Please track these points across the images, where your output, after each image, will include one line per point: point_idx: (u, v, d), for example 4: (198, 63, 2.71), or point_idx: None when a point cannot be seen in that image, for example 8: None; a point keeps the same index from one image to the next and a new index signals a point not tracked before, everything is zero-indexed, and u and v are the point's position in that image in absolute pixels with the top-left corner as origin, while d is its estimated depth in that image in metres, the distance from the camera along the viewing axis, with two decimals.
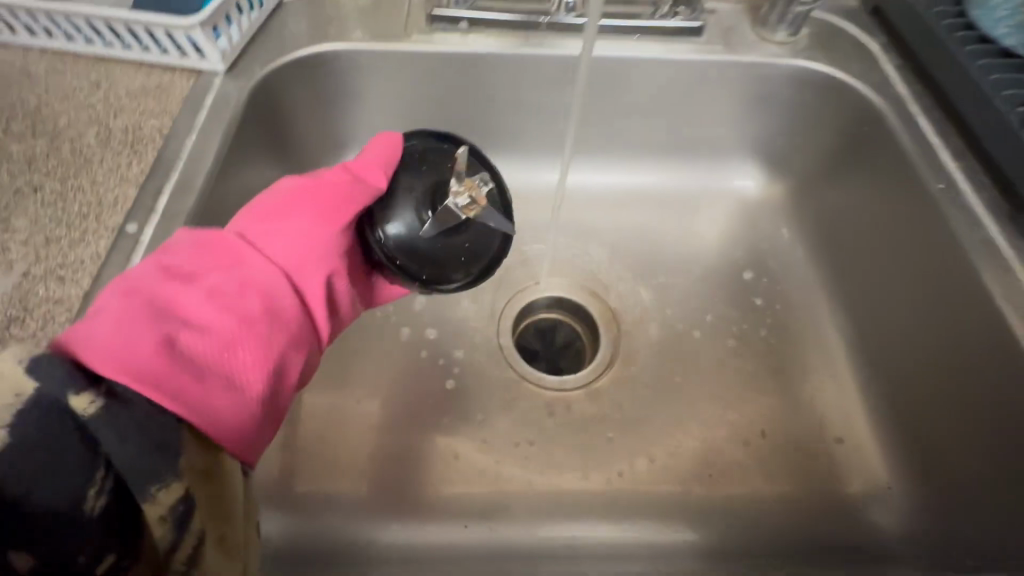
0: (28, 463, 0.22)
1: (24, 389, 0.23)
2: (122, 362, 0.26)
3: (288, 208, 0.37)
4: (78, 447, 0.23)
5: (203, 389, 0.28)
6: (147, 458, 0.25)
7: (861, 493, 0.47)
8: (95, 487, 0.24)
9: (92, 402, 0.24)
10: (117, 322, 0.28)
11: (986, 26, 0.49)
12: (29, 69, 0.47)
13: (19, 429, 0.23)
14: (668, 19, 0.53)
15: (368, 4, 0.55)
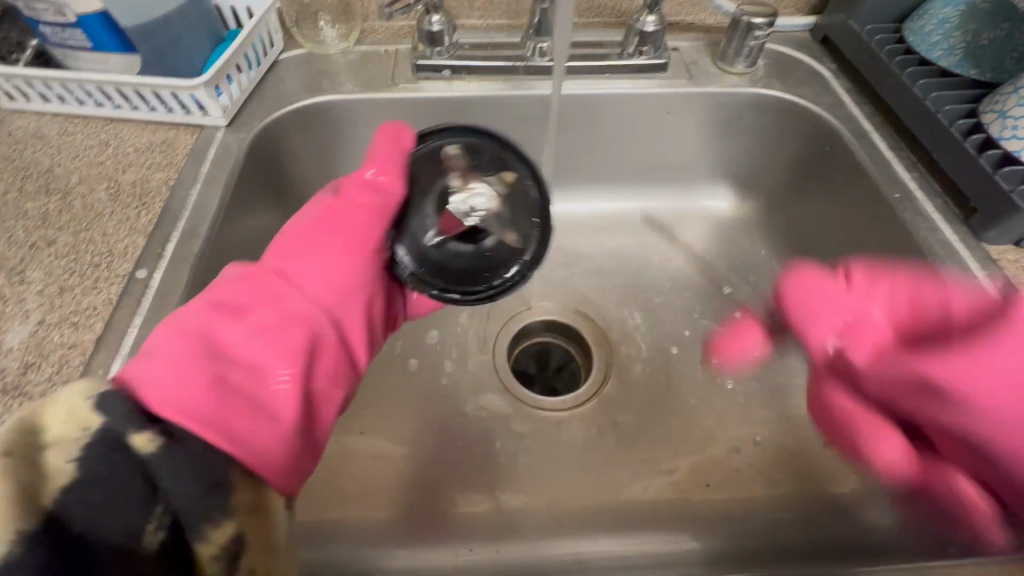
0: (95, 497, 0.24)
1: (90, 423, 0.26)
2: (179, 403, 0.30)
3: (307, 249, 0.42)
4: (140, 484, 0.25)
5: (252, 426, 0.32)
6: (202, 500, 0.26)
7: (853, 493, 0.48)
8: (155, 521, 0.25)
9: (151, 440, 0.26)
10: (174, 368, 0.31)
11: (924, 50, 0.54)
12: (44, 132, 0.50)
13: (87, 460, 0.25)
14: (636, 58, 0.57)
15: (358, 58, 0.59)
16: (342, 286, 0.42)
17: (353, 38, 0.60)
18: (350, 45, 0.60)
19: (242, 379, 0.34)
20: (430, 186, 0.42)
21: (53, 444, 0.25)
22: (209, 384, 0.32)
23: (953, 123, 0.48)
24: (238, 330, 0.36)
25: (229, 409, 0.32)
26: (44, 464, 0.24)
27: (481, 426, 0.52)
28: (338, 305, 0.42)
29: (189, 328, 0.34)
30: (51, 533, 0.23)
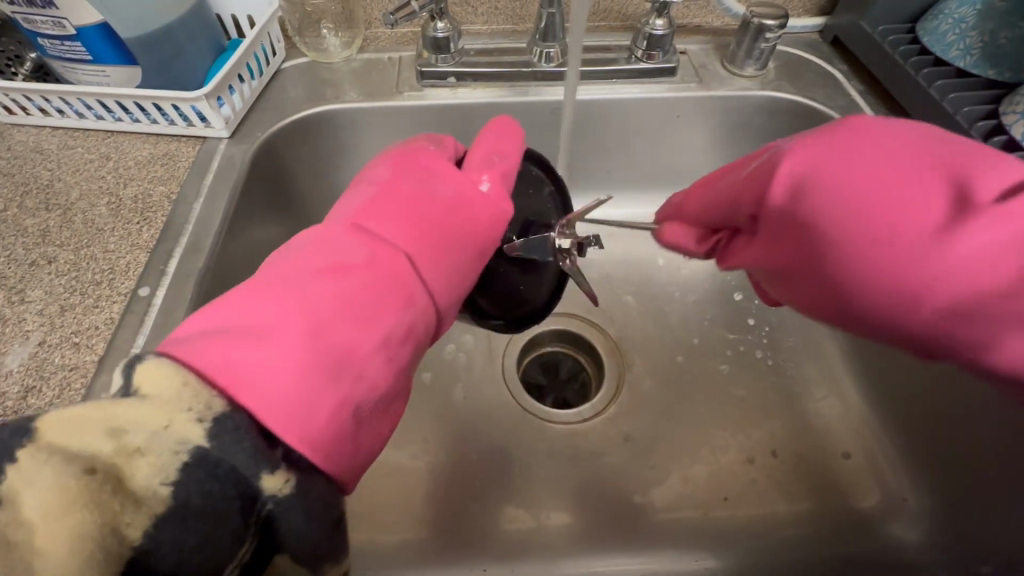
0: (187, 533, 0.21)
1: (188, 442, 0.21)
2: (301, 426, 0.24)
3: (421, 214, 0.32)
4: (233, 526, 0.22)
5: (355, 446, 0.27)
6: (325, 540, 0.25)
7: (877, 507, 0.47)
8: (239, 559, 0.23)
9: (284, 483, 0.23)
10: (291, 375, 0.25)
11: (938, 51, 0.52)
12: (43, 146, 0.49)
13: (183, 488, 0.21)
14: (644, 63, 0.56)
15: (361, 66, 0.58)
16: (466, 277, 0.34)
17: (356, 46, 0.59)
18: (353, 53, 0.59)
19: (364, 393, 0.27)
20: (538, 207, 0.39)
21: (141, 450, 0.21)
22: (330, 404, 0.25)
23: (972, 125, 0.47)
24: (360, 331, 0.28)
25: (348, 435, 0.26)
26: (134, 483, 0.21)
27: (492, 441, 0.51)
28: (456, 300, 0.34)
29: (298, 321, 0.26)
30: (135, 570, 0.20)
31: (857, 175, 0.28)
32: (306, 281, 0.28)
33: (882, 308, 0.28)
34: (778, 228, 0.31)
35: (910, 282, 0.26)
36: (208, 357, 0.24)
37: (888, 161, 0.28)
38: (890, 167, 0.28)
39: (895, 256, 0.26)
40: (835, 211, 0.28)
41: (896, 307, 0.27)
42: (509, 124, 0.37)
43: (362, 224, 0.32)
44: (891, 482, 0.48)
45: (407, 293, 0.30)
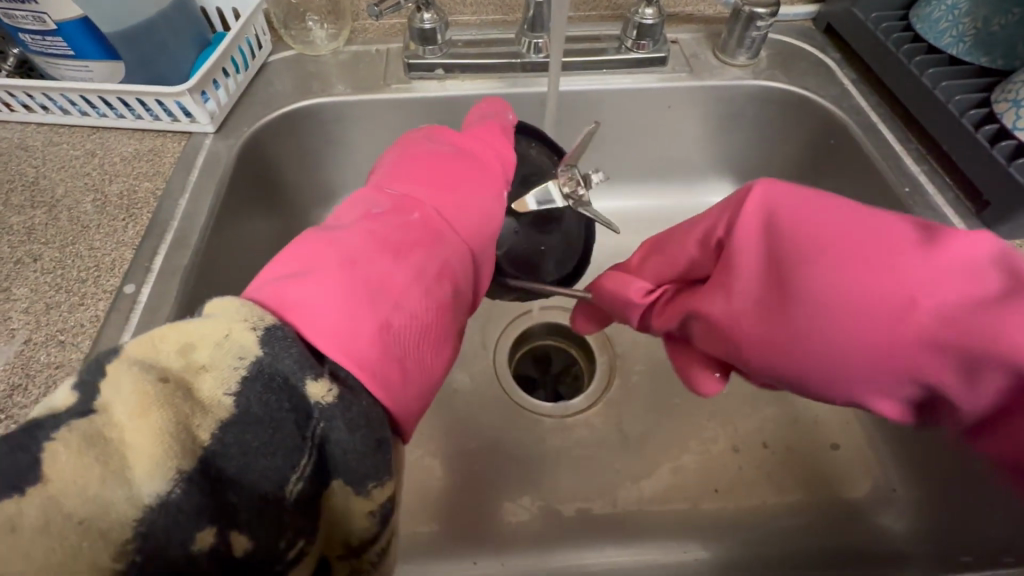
0: (253, 440, 0.21)
1: (247, 353, 0.22)
2: (348, 346, 0.24)
3: (449, 166, 0.34)
4: (292, 430, 0.22)
5: (403, 377, 0.26)
6: (368, 459, 0.24)
7: (866, 497, 0.47)
8: (298, 473, 0.22)
9: (327, 390, 0.22)
10: (336, 306, 0.25)
11: (932, 38, 0.51)
12: (27, 143, 0.49)
13: (245, 399, 0.21)
14: (633, 53, 0.55)
15: (348, 58, 0.58)
16: (493, 221, 0.34)
17: (344, 38, 0.58)
18: (340, 46, 0.58)
19: (406, 323, 0.27)
20: (541, 166, 0.40)
21: (207, 366, 0.21)
22: (371, 325, 0.25)
23: (964, 113, 0.46)
24: (397, 260, 0.28)
25: (395, 359, 0.26)
26: (199, 393, 0.21)
27: (483, 431, 0.51)
28: (489, 241, 0.34)
29: (335, 260, 0.26)
30: (206, 471, 0.20)
31: (807, 222, 0.30)
32: (345, 229, 0.29)
33: (848, 356, 0.28)
34: (736, 270, 0.32)
35: (872, 324, 0.27)
36: (268, 298, 0.25)
37: (831, 200, 0.30)
38: (836, 204, 0.30)
39: (850, 302, 0.28)
40: (799, 241, 0.30)
41: (883, 331, 0.27)
42: (499, 102, 0.41)
43: (389, 180, 0.33)
44: (881, 472, 0.48)
45: (439, 235, 0.30)
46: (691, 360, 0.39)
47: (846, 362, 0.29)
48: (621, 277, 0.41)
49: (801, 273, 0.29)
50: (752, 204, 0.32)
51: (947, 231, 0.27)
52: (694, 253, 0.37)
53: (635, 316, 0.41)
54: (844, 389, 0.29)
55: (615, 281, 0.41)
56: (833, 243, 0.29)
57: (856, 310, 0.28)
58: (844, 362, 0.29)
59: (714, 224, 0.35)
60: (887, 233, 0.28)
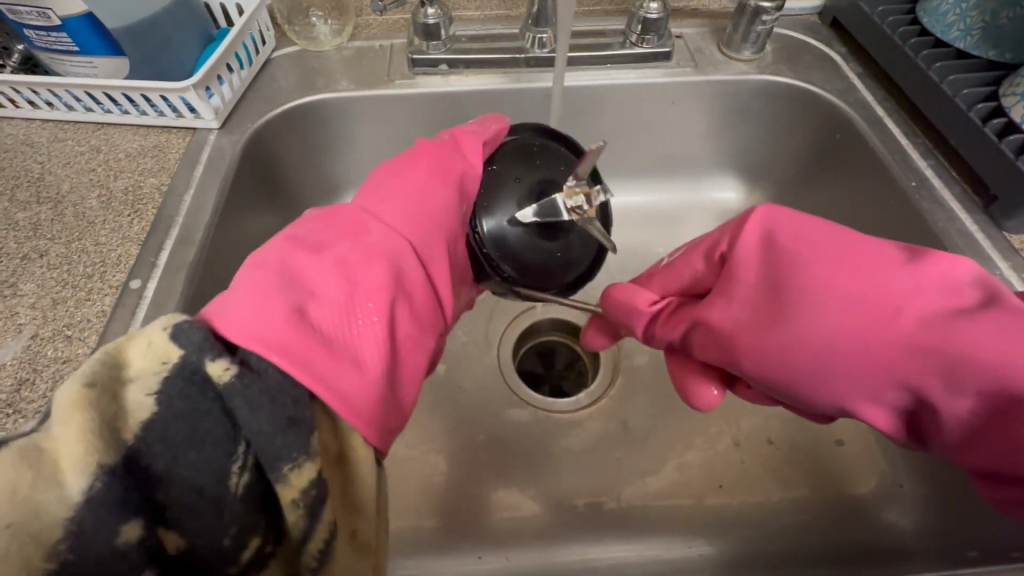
0: (178, 436, 0.24)
1: (168, 358, 0.24)
2: (260, 332, 0.26)
3: (401, 175, 0.38)
4: (220, 418, 0.25)
5: (330, 361, 0.28)
6: (280, 437, 0.25)
7: (871, 493, 0.47)
8: (239, 467, 0.25)
9: (225, 369, 0.25)
10: (259, 296, 0.28)
11: (939, 32, 0.51)
12: (33, 139, 0.49)
13: (166, 400, 0.24)
14: (637, 48, 0.55)
15: (352, 54, 0.57)
16: (431, 217, 0.36)
17: (347, 33, 0.58)
18: (344, 41, 0.58)
19: (325, 312, 0.29)
20: (551, 171, 0.38)
21: (133, 378, 0.24)
22: (290, 311, 0.28)
23: (971, 107, 0.46)
24: (322, 255, 0.31)
25: (316, 342, 0.28)
26: (123, 399, 0.24)
27: (484, 425, 0.51)
28: (432, 235, 0.36)
29: (275, 259, 0.30)
30: (132, 469, 0.23)
31: (801, 240, 0.34)
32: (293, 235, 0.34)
33: (841, 358, 0.31)
34: (738, 278, 0.36)
35: (858, 327, 0.31)
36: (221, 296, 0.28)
37: (826, 224, 0.35)
38: (830, 227, 0.35)
39: (842, 307, 0.32)
40: (799, 253, 0.34)
41: (868, 333, 0.31)
42: (499, 121, 0.42)
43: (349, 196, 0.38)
44: (886, 468, 0.48)
45: (365, 230, 0.34)
46: (687, 372, 0.40)
47: (838, 362, 0.32)
48: (631, 289, 0.42)
49: (799, 280, 0.33)
50: (757, 221, 0.36)
51: (924, 253, 0.32)
52: (698, 267, 0.39)
53: (639, 325, 0.41)
54: (833, 392, 0.32)
55: (628, 290, 0.41)
56: (827, 258, 0.33)
57: (844, 315, 0.31)
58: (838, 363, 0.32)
59: (715, 242, 0.38)
60: (873, 253, 0.33)
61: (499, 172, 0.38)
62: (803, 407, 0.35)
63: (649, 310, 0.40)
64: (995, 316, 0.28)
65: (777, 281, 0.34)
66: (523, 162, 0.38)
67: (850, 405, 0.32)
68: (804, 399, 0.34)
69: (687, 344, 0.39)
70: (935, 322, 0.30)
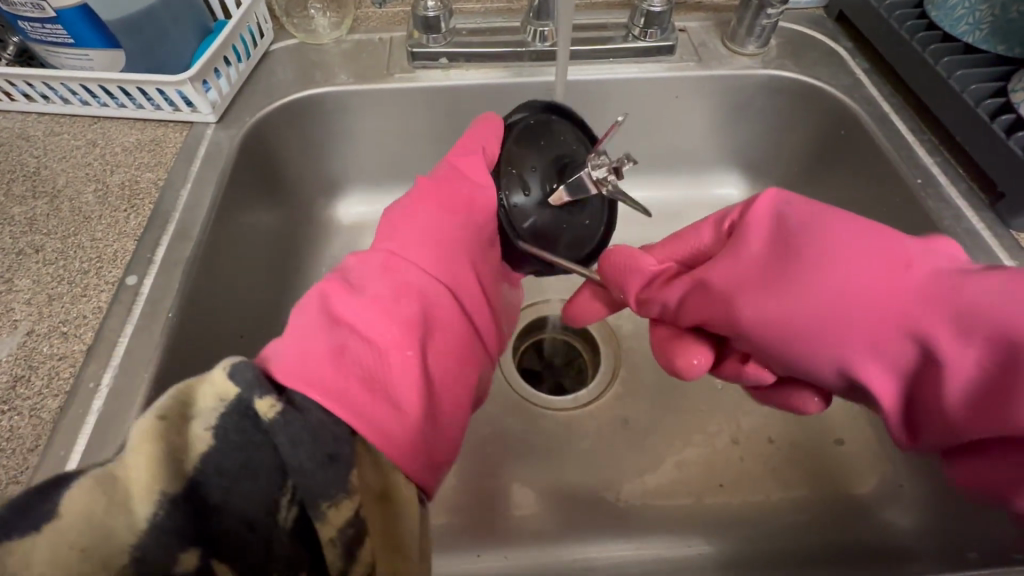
0: (230, 464, 0.24)
1: (227, 395, 0.25)
2: (302, 374, 0.28)
3: (421, 208, 0.39)
4: (268, 450, 0.25)
5: (368, 399, 0.29)
6: (319, 472, 0.25)
7: (872, 493, 0.47)
8: (287, 498, 0.25)
9: (271, 406, 0.26)
10: (302, 339, 0.30)
11: (948, 26, 0.50)
12: (29, 132, 0.48)
13: (222, 430, 0.25)
14: (640, 42, 0.54)
15: (352, 47, 0.57)
16: (456, 258, 0.38)
17: (347, 26, 0.57)
18: (343, 34, 0.57)
19: (362, 350, 0.31)
20: (562, 147, 0.40)
21: (196, 415, 0.25)
22: (330, 352, 0.29)
23: (979, 104, 0.45)
24: (357, 296, 0.33)
25: (356, 378, 0.29)
26: (187, 432, 0.24)
27: (485, 424, 0.51)
28: (459, 276, 0.38)
29: (315, 300, 0.33)
30: (192, 498, 0.23)
31: (809, 209, 0.35)
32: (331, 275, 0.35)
33: (844, 321, 0.32)
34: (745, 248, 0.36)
35: (864, 286, 0.31)
36: (274, 347, 0.30)
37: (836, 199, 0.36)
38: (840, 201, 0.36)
39: (851, 270, 0.32)
40: (807, 222, 0.34)
41: (875, 295, 0.31)
42: (494, 118, 0.42)
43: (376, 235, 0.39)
44: (887, 466, 0.47)
45: (396, 270, 0.35)
46: (679, 338, 0.40)
47: (845, 327, 0.32)
48: (630, 250, 0.42)
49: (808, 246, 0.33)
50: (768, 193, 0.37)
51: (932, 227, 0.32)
52: (707, 238, 0.40)
53: (635, 283, 0.41)
54: (835, 354, 0.32)
55: (627, 251, 0.42)
56: (836, 225, 0.33)
57: (852, 271, 0.31)
58: (843, 326, 0.32)
59: (726, 213, 0.40)
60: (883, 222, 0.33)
61: (518, 160, 0.39)
62: (803, 370, 0.34)
63: (645, 271, 0.41)
64: (1003, 274, 0.28)
65: (787, 249, 0.35)
66: (537, 147, 0.39)
67: (852, 363, 0.32)
68: (805, 360, 0.34)
69: (684, 312, 0.39)
70: (943, 281, 0.30)
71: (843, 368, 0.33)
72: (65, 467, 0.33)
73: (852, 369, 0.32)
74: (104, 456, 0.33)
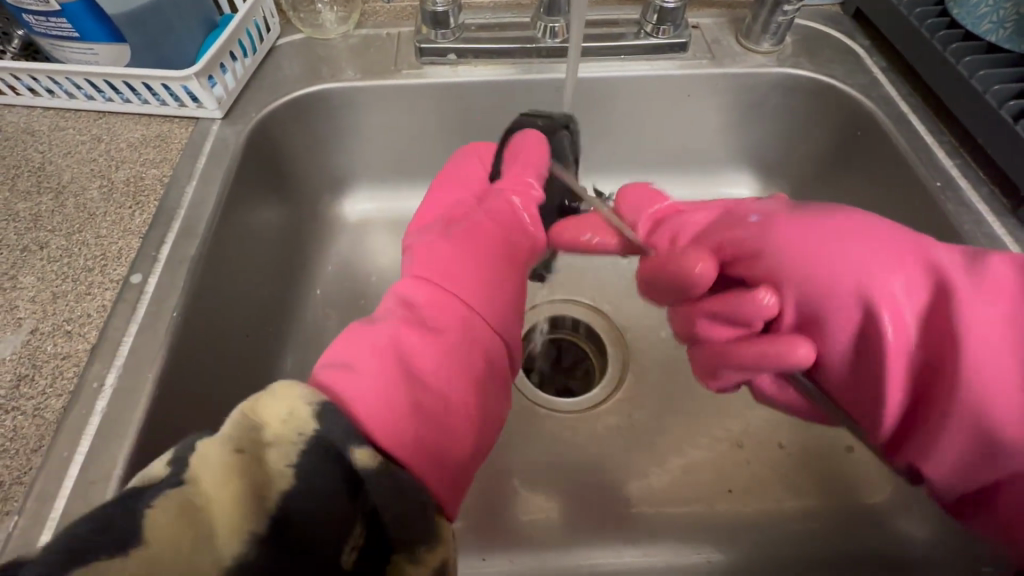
0: (310, 502, 0.24)
1: (307, 428, 0.25)
2: (374, 410, 0.29)
3: (466, 242, 0.40)
4: (343, 493, 0.24)
5: (427, 427, 0.30)
6: (421, 519, 0.26)
7: (886, 503, 0.46)
8: (352, 541, 0.25)
9: (373, 456, 0.26)
10: (372, 358, 0.31)
11: (970, 24, 0.48)
12: (33, 127, 0.48)
13: (302, 468, 0.24)
14: (652, 38, 0.53)
15: (359, 42, 0.56)
16: (500, 284, 0.39)
17: (354, 21, 0.57)
18: (350, 29, 0.56)
19: (426, 379, 0.32)
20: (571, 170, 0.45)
21: (271, 446, 0.25)
22: (403, 385, 0.30)
23: (1002, 105, 0.44)
24: (421, 321, 0.34)
25: (421, 407, 0.30)
26: (268, 465, 0.24)
27: None
28: (502, 300, 0.38)
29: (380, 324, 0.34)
30: (276, 533, 0.23)
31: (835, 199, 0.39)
32: (386, 308, 0.36)
33: (871, 249, 0.32)
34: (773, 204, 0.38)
35: (886, 231, 0.33)
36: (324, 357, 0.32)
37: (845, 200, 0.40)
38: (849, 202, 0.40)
39: (871, 220, 0.34)
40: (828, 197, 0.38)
41: (897, 238, 0.32)
42: (537, 136, 0.43)
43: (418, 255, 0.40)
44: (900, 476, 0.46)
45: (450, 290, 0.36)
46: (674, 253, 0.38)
47: (872, 253, 0.32)
48: (650, 193, 0.44)
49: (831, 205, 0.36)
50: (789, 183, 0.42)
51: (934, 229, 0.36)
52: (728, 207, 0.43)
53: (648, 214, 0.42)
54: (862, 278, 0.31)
55: (646, 192, 0.43)
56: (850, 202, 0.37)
57: (873, 220, 0.34)
58: (871, 255, 0.31)
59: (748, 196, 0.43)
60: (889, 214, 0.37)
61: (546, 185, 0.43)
62: (816, 290, 0.32)
63: (663, 209, 0.42)
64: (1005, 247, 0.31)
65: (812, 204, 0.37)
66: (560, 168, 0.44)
67: (873, 284, 0.31)
68: (821, 274, 0.32)
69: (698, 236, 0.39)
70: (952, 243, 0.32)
71: (859, 284, 0.31)
72: (68, 467, 0.32)
73: (870, 285, 0.31)
74: (108, 457, 0.33)
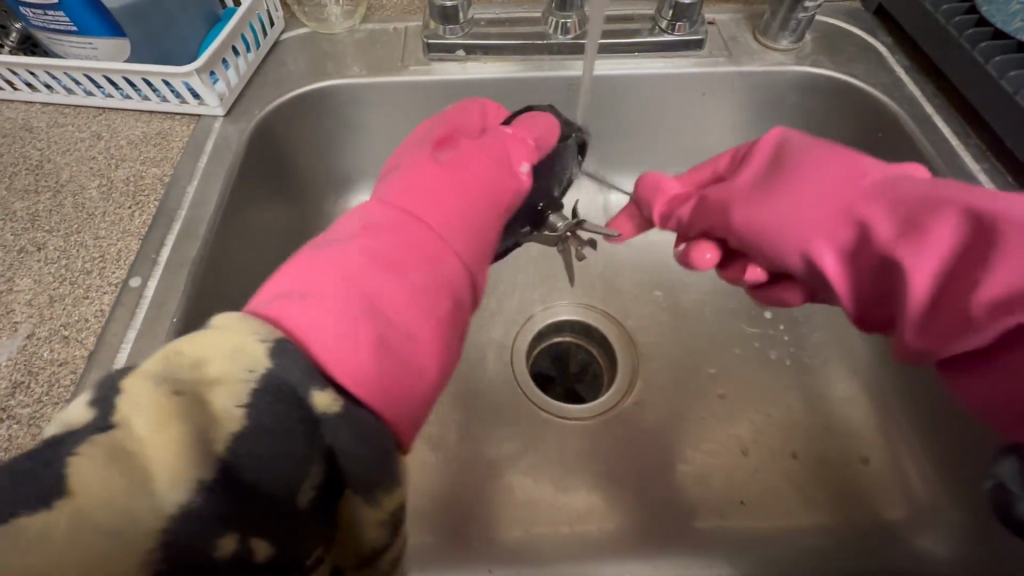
0: (267, 449, 0.21)
1: (259, 364, 0.22)
2: (345, 361, 0.25)
3: (430, 182, 0.35)
4: (301, 438, 0.22)
5: (397, 376, 0.27)
6: (378, 467, 0.24)
7: (903, 519, 0.45)
8: (309, 481, 0.22)
9: (335, 401, 0.23)
10: (335, 309, 0.26)
11: (1000, 21, 0.46)
12: (31, 124, 0.47)
13: (255, 409, 0.21)
14: (667, 35, 0.51)
15: (364, 37, 0.54)
16: (465, 232, 0.34)
17: (359, 16, 0.55)
18: (356, 24, 0.55)
19: (395, 330, 0.28)
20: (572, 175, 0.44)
21: (215, 387, 0.21)
22: (373, 338, 0.26)
23: None
24: (389, 267, 0.30)
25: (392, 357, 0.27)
26: (210, 405, 0.20)
27: (499, 438, 0.49)
28: (473, 248, 0.35)
29: (340, 269, 0.28)
30: (226, 478, 0.20)
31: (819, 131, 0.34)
32: (345, 246, 0.30)
33: (814, 221, 0.30)
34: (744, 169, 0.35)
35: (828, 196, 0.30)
36: (261, 294, 0.27)
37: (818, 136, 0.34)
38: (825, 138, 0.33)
39: (825, 182, 0.30)
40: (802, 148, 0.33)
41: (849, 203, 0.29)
42: (550, 119, 0.41)
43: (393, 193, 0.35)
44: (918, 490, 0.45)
45: (416, 236, 0.32)
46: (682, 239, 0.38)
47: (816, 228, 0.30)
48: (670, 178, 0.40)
49: (792, 166, 0.32)
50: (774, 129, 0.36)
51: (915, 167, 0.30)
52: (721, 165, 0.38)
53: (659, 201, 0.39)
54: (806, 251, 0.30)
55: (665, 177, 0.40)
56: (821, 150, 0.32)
57: (819, 181, 0.30)
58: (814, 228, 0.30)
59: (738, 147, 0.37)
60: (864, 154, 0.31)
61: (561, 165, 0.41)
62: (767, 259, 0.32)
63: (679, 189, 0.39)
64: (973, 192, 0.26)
65: (778, 167, 0.33)
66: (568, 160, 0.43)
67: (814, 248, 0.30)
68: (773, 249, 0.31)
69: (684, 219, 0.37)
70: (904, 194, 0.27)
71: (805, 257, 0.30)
72: None
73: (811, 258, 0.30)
74: None
